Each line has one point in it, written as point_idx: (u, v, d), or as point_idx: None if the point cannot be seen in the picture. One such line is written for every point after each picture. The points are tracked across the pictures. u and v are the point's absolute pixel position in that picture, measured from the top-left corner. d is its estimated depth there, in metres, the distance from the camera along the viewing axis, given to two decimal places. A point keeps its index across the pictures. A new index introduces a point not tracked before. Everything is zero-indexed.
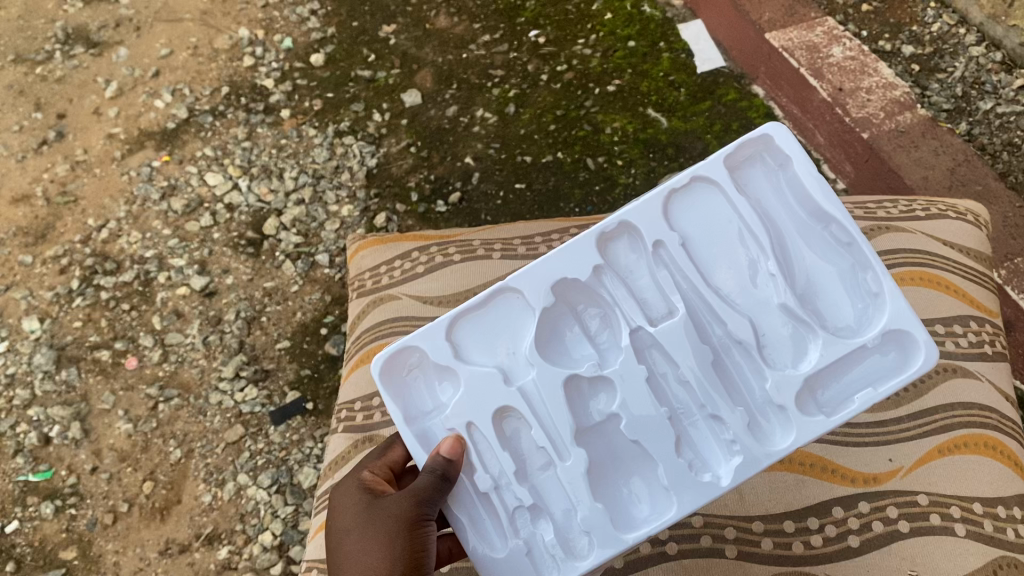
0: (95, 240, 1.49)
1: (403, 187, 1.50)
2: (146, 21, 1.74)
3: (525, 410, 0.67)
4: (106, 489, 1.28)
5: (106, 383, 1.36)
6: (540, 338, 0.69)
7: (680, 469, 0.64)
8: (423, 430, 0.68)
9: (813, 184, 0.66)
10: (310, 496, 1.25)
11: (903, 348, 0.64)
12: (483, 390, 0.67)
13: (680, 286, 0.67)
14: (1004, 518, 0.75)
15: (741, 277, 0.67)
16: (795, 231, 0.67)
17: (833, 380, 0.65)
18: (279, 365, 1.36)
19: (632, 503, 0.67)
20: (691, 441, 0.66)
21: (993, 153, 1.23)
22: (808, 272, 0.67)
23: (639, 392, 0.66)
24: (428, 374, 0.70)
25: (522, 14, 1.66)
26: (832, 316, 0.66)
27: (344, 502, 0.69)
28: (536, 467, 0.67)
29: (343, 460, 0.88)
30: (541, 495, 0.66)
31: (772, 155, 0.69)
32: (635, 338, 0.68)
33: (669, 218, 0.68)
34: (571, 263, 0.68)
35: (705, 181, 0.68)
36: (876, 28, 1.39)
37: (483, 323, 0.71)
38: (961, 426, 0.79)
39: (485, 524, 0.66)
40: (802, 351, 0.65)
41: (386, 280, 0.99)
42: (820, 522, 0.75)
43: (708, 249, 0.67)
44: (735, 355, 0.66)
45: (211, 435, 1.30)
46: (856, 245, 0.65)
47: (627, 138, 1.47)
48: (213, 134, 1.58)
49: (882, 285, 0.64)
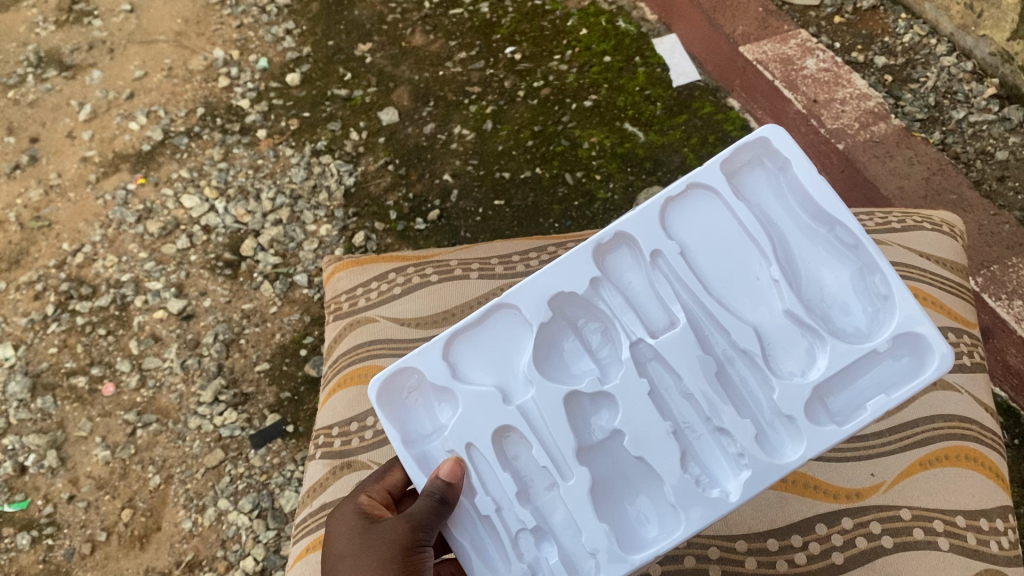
0: (71, 265, 1.47)
1: (381, 206, 1.49)
2: (119, 44, 1.73)
3: (526, 429, 0.66)
4: (83, 518, 1.26)
5: (83, 410, 1.34)
6: (539, 356, 0.69)
7: (688, 485, 0.64)
8: (422, 452, 0.68)
9: (813, 184, 0.65)
10: (291, 520, 1.23)
11: (917, 353, 0.62)
12: (482, 410, 0.67)
13: (681, 296, 0.67)
14: (987, 530, 0.75)
15: (744, 285, 0.66)
16: (796, 237, 0.67)
17: (843, 388, 0.64)
18: (259, 389, 1.34)
19: (639, 523, 0.66)
20: (697, 456, 0.66)
21: (967, 162, 1.23)
22: (813, 278, 0.66)
23: (641, 408, 0.66)
24: (426, 395, 0.71)
25: (497, 31, 1.66)
26: (842, 322, 0.65)
27: (340, 527, 0.69)
28: (540, 488, 0.67)
29: (321, 487, 0.86)
30: (544, 516, 0.66)
31: (772, 160, 0.68)
32: (635, 351, 0.68)
33: (667, 227, 0.68)
34: (568, 276, 0.68)
35: (702, 189, 0.68)
36: (848, 39, 1.41)
37: (480, 341, 0.71)
38: (942, 438, 0.79)
39: (487, 546, 0.65)
40: (810, 360, 0.65)
41: (363, 301, 0.98)
42: (803, 539, 0.74)
43: (711, 256, 0.67)
44: (740, 365, 0.66)
45: (190, 460, 1.29)
46: (862, 247, 0.64)
47: (604, 153, 1.47)
48: (188, 156, 1.57)
49: (890, 287, 0.63)
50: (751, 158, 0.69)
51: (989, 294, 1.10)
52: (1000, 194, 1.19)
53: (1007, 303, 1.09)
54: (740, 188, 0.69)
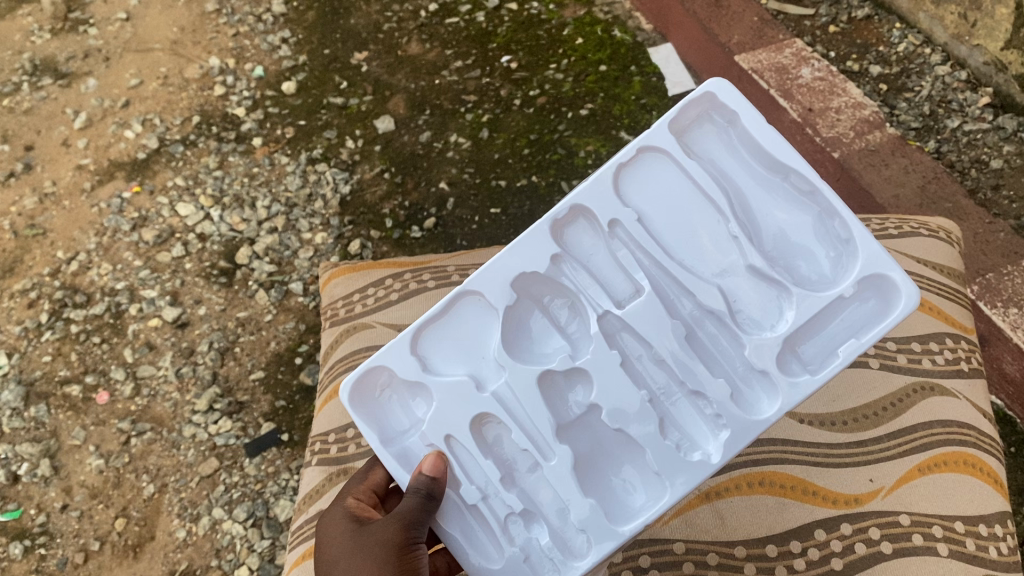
0: (65, 273, 1.47)
1: (377, 214, 1.49)
2: (115, 52, 1.73)
3: (501, 412, 0.67)
4: (77, 527, 1.24)
5: (76, 418, 1.33)
6: (507, 339, 0.69)
7: (669, 452, 0.64)
8: (402, 450, 0.69)
9: (764, 137, 0.63)
10: (286, 530, 1.23)
11: (882, 293, 0.63)
12: (457, 400, 0.67)
13: (642, 262, 0.66)
14: (986, 536, 0.74)
15: (704, 246, 0.66)
16: (753, 192, 0.66)
17: (814, 336, 0.65)
18: (254, 398, 1.34)
19: (627, 493, 0.67)
20: (675, 421, 0.66)
21: (961, 170, 1.23)
22: (774, 231, 0.65)
23: (615, 381, 0.66)
24: (400, 392, 0.71)
25: (493, 40, 1.67)
26: (806, 270, 0.65)
27: (331, 532, 0.68)
28: (524, 470, 0.68)
29: (318, 493, 0.86)
30: (532, 499, 0.67)
31: (720, 113, 0.67)
32: (604, 323, 0.68)
33: (622, 194, 0.67)
34: (528, 256, 0.67)
35: (653, 150, 0.67)
36: (844, 49, 1.42)
37: (445, 330, 0.71)
38: (941, 443, 0.79)
39: (479, 535, 0.66)
40: (777, 313, 0.64)
41: (359, 308, 0.98)
42: (802, 545, 0.74)
43: (668, 219, 0.66)
44: (708, 326, 0.66)
45: (185, 469, 1.28)
46: (818, 193, 0.63)
47: (601, 161, 1.47)
48: (183, 164, 1.57)
49: (851, 231, 0.63)
50: (699, 114, 0.68)
51: (984, 302, 1.11)
52: (995, 204, 1.19)
53: (1003, 310, 1.10)
54: (691, 146, 0.68)
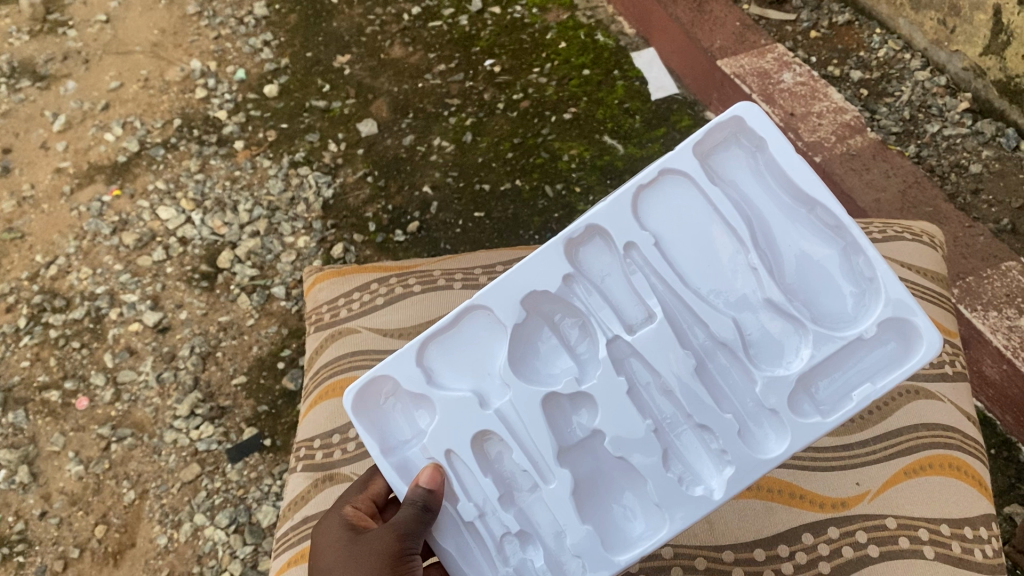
0: (44, 277, 1.45)
1: (360, 218, 1.48)
2: (95, 54, 1.72)
3: (503, 433, 0.67)
4: (56, 535, 1.22)
5: (55, 424, 1.31)
6: (514, 356, 0.69)
7: (671, 484, 0.65)
8: (402, 460, 0.69)
9: (792, 168, 0.61)
10: (269, 535, 1.21)
11: (903, 337, 0.62)
12: (460, 417, 0.68)
13: (657, 289, 0.66)
14: (971, 539, 0.75)
15: (721, 275, 0.65)
16: (777, 220, 0.64)
17: (828, 375, 0.64)
18: (236, 403, 1.32)
19: (626, 520, 0.68)
20: (679, 452, 0.67)
21: (941, 174, 1.24)
22: (795, 262, 0.64)
23: (621, 407, 0.66)
24: (404, 401, 0.71)
25: (476, 44, 1.67)
26: (826, 307, 0.64)
27: (327, 541, 0.68)
28: (523, 490, 0.68)
29: (302, 501, 0.85)
30: (529, 519, 0.67)
31: (748, 137, 0.65)
32: (613, 349, 0.67)
33: (640, 217, 0.66)
34: (539, 276, 0.67)
35: (675, 174, 0.65)
36: (825, 54, 1.43)
37: (453, 343, 0.71)
38: (925, 446, 0.80)
39: (474, 551, 0.67)
40: (792, 348, 0.64)
41: (344, 313, 0.97)
42: (789, 550, 0.74)
43: (686, 245, 0.65)
44: (720, 357, 0.66)
45: (166, 475, 1.26)
46: (845, 228, 0.62)
47: (584, 165, 1.47)
48: (165, 167, 1.56)
49: (875, 270, 0.61)
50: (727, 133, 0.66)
51: (965, 305, 1.10)
52: (975, 207, 1.21)
53: (982, 313, 1.09)
54: (716, 168, 0.66)
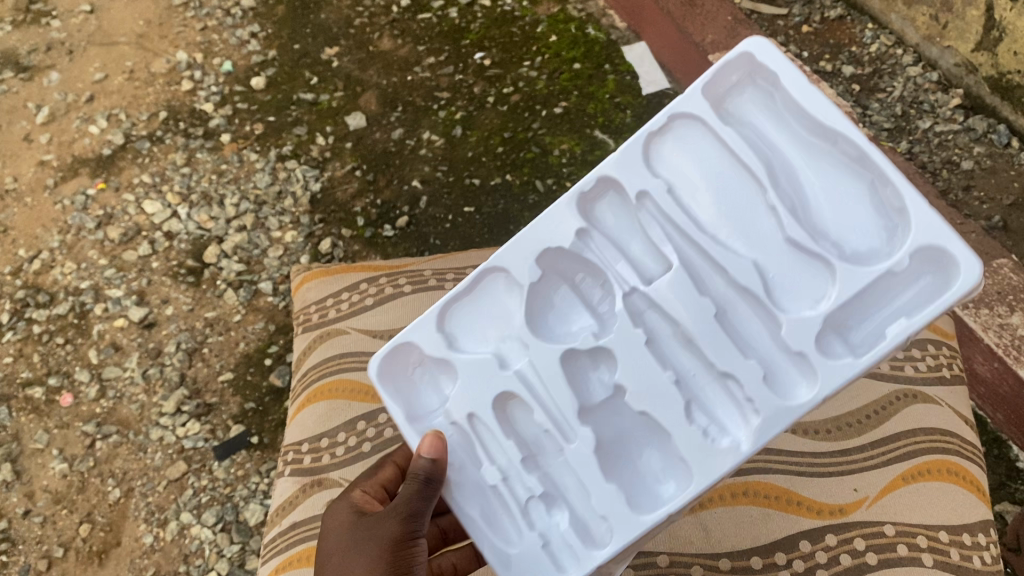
0: (27, 272, 1.43)
1: (348, 213, 1.47)
2: (79, 45, 1.71)
3: (524, 394, 0.65)
4: (40, 534, 1.21)
5: (39, 422, 1.29)
6: (529, 315, 0.67)
7: (693, 438, 0.59)
8: (430, 427, 0.68)
9: (805, 98, 0.55)
10: (257, 534, 1.19)
11: (939, 268, 0.53)
12: (479, 379, 0.66)
13: (671, 237, 0.62)
14: (969, 545, 0.74)
15: (738, 218, 0.59)
16: (795, 159, 0.58)
17: (862, 314, 0.57)
18: (223, 400, 1.30)
19: (657, 481, 0.63)
20: (705, 404, 0.61)
21: (933, 171, 1.24)
22: (819, 202, 0.58)
23: (641, 360, 0.62)
24: (431, 371, 0.71)
25: (467, 36, 1.66)
26: (852, 244, 0.56)
27: (331, 524, 0.67)
28: (549, 453, 0.65)
29: (291, 505, 0.83)
30: (554, 482, 0.64)
31: (760, 76, 0.59)
32: (631, 302, 0.64)
33: (650, 165, 0.62)
34: (552, 233, 0.65)
35: (686, 119, 0.61)
36: (817, 49, 1.42)
37: (472, 311, 0.70)
38: (923, 452, 0.79)
39: (501, 517, 0.65)
40: (820, 291, 0.57)
41: (334, 312, 0.95)
42: (787, 557, 0.73)
43: (707, 189, 0.60)
44: (740, 308, 0.60)
45: (152, 473, 1.24)
46: (868, 157, 0.54)
47: (575, 160, 1.46)
48: (150, 160, 1.54)
49: (904, 196, 0.53)
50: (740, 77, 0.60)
51: (956, 303, 1.09)
52: (965, 204, 1.20)
53: (974, 311, 1.08)
54: (728, 110, 0.61)
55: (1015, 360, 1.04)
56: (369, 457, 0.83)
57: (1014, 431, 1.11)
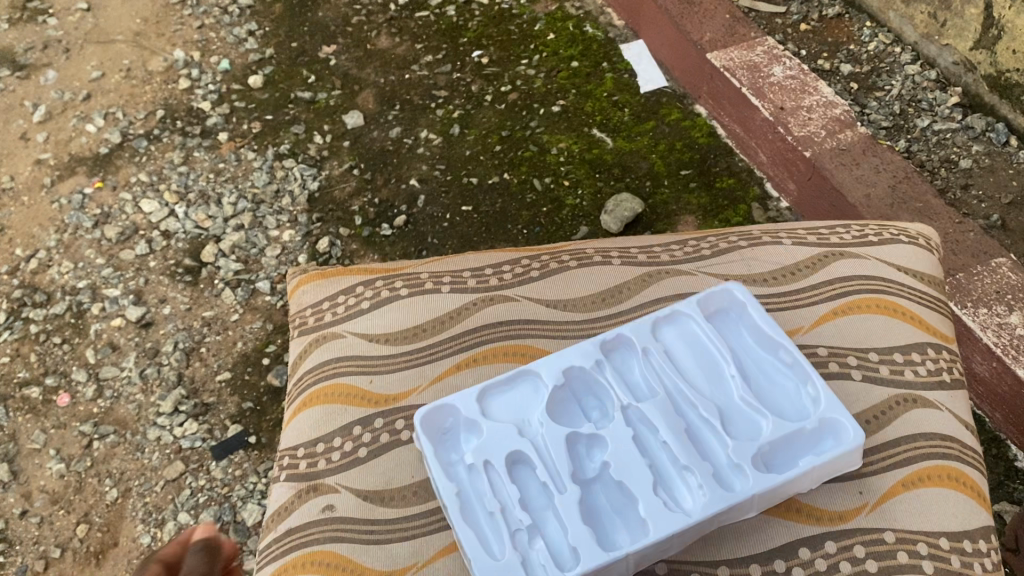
0: (24, 271, 1.42)
1: (346, 211, 1.45)
2: (75, 43, 1.72)
3: (534, 455, 0.66)
4: (36, 535, 1.16)
5: (36, 422, 1.27)
6: (557, 401, 0.70)
7: (657, 505, 0.61)
8: (447, 464, 0.67)
9: None
10: (255, 534, 1.15)
11: None
12: (502, 437, 0.67)
13: None
14: (971, 552, 0.68)
15: None
16: None
17: None
18: (220, 399, 1.28)
19: (624, 533, 0.62)
20: (666, 486, 0.64)
21: (931, 169, 1.23)
22: None
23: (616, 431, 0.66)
24: (461, 433, 0.69)
25: (464, 35, 1.67)
26: None
27: None
28: (541, 504, 0.63)
29: (286, 512, 0.77)
30: (544, 525, 0.62)
31: None
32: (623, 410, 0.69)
33: None
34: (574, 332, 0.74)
35: None
36: (815, 47, 1.42)
37: (509, 397, 0.71)
38: (924, 457, 0.72)
39: (484, 531, 0.62)
40: None
41: (328, 316, 0.90)
42: (786, 565, 0.66)
43: None
44: None
45: (149, 473, 1.21)
46: None
47: (573, 158, 1.45)
48: (147, 159, 1.54)
49: None
50: None
51: (957, 302, 1.08)
52: (965, 202, 1.19)
53: (972, 310, 1.07)
54: None
55: (1013, 360, 1.03)
56: (366, 462, 0.77)
57: (1012, 432, 1.10)
